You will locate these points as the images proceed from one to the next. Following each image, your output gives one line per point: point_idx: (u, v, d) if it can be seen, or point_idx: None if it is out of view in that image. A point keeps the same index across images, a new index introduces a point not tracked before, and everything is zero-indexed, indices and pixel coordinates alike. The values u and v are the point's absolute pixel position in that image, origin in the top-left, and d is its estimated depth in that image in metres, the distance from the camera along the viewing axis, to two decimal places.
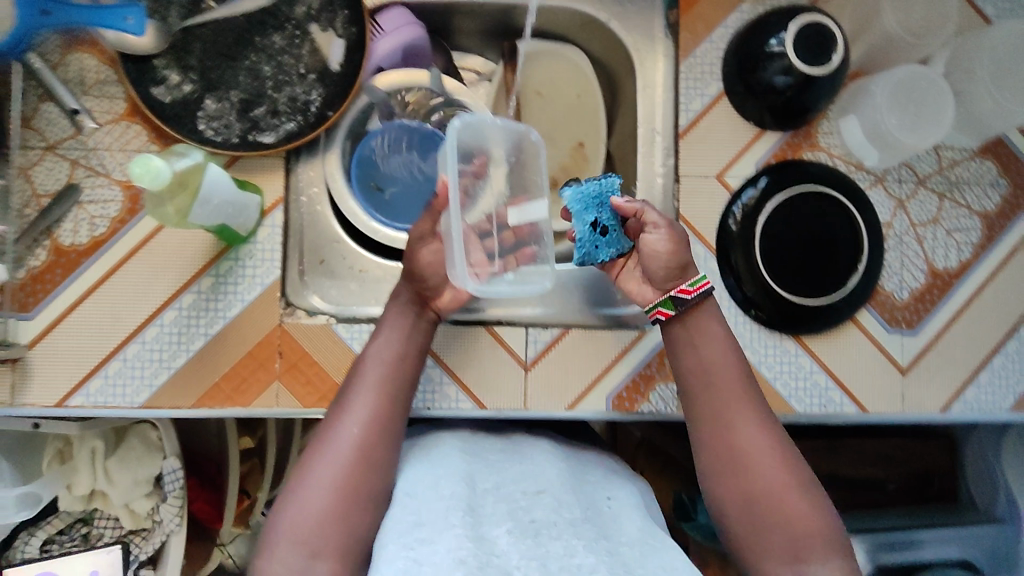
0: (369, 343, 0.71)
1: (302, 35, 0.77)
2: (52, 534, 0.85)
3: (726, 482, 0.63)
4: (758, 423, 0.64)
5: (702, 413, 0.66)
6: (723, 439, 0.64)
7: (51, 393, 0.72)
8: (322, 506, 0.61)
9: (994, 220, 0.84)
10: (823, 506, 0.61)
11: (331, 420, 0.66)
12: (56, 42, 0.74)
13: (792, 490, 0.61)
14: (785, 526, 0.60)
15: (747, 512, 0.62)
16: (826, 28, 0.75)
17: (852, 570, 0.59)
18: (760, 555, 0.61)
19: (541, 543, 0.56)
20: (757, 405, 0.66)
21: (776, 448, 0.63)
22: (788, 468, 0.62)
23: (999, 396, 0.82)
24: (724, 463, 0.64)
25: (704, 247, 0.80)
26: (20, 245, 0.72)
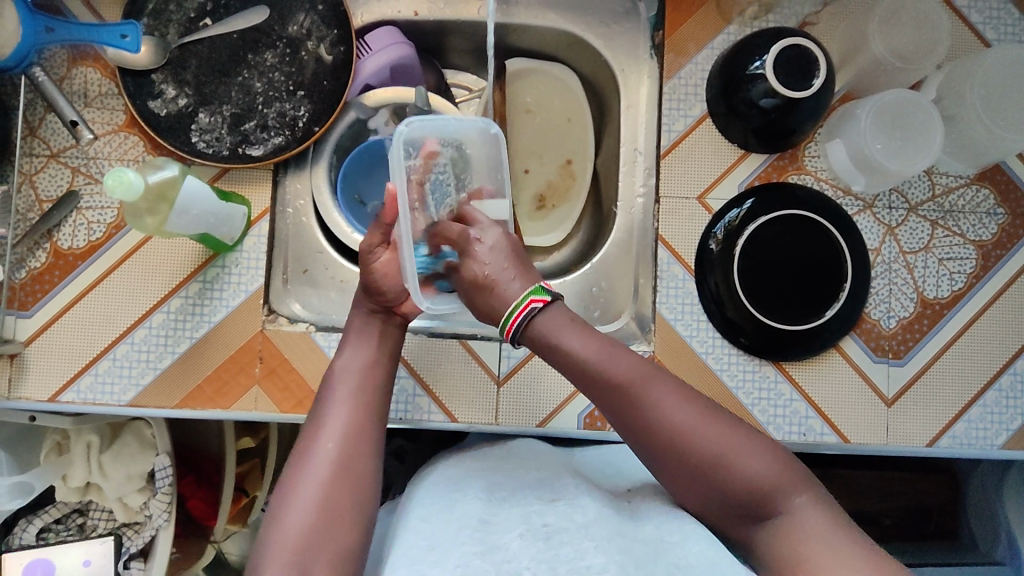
0: (335, 358, 0.68)
1: (293, 52, 0.80)
2: (49, 523, 0.90)
3: (671, 473, 0.59)
4: (677, 397, 0.59)
5: (614, 413, 0.60)
6: (647, 435, 0.59)
7: (44, 389, 0.76)
8: (308, 525, 0.57)
9: (990, 250, 0.81)
10: (769, 448, 0.59)
11: (305, 437, 0.63)
12: (63, 56, 0.79)
13: (737, 447, 0.58)
14: (745, 489, 0.57)
15: (706, 490, 0.58)
16: (810, 51, 0.74)
17: (821, 499, 0.57)
18: (735, 520, 0.59)
19: (551, 547, 0.55)
20: (665, 378, 0.60)
21: (704, 416, 0.59)
22: (725, 429, 0.58)
23: (991, 432, 0.79)
24: (660, 457, 0.59)
25: (682, 268, 0.80)
26: (21, 247, 0.77)
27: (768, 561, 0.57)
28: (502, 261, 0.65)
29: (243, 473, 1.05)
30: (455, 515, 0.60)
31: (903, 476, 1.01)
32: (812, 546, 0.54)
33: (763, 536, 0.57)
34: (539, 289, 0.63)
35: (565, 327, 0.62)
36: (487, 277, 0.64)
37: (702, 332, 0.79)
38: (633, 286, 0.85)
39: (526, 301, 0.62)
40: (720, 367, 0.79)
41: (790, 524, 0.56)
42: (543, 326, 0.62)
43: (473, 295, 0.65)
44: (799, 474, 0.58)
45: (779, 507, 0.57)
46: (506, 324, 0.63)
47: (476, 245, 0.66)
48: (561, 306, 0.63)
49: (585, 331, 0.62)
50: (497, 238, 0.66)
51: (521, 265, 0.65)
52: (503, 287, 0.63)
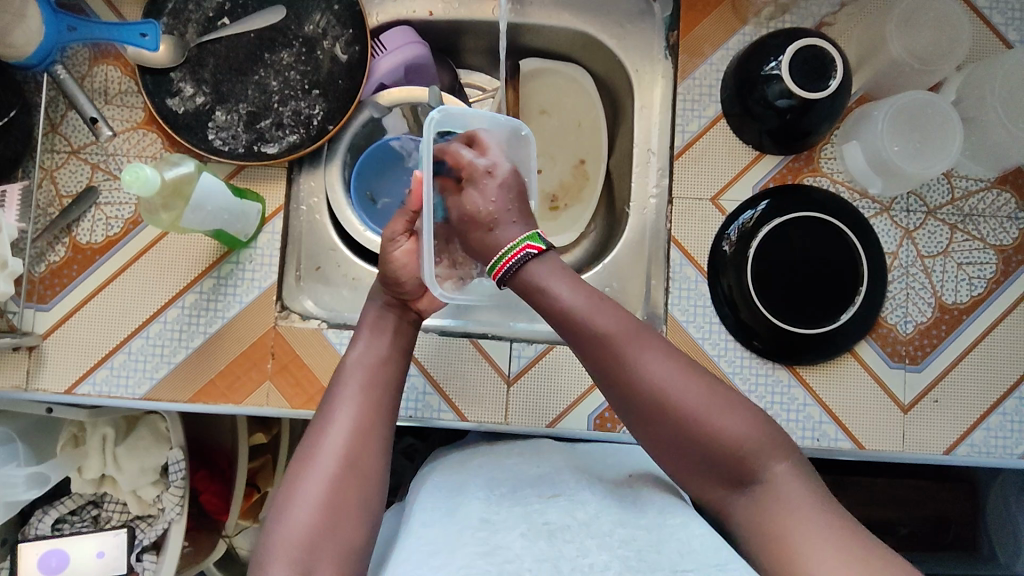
0: (348, 350, 0.68)
1: (309, 51, 0.81)
2: (64, 513, 0.90)
3: (650, 430, 0.58)
4: (661, 353, 0.58)
5: (596, 366, 0.59)
6: (627, 389, 0.57)
7: (61, 381, 0.77)
8: (313, 518, 0.57)
9: (1011, 254, 0.79)
10: (749, 412, 0.58)
11: (312, 430, 0.62)
12: (84, 54, 0.80)
13: (718, 408, 0.56)
14: (723, 452, 0.56)
15: (685, 451, 0.57)
16: (825, 52, 0.73)
17: (803, 469, 0.57)
18: (711, 482, 0.57)
19: (555, 546, 0.54)
20: (649, 333, 0.59)
21: (685, 373, 0.58)
22: (707, 388, 0.57)
23: (1010, 441, 0.77)
24: (642, 413, 0.57)
25: (695, 269, 0.79)
26: (40, 242, 0.78)
27: (744, 529, 0.56)
28: (506, 197, 0.64)
29: (255, 469, 1.06)
30: (460, 512, 0.60)
31: (920, 485, 1.00)
32: (788, 518, 0.53)
33: (741, 503, 0.56)
34: (535, 237, 0.62)
35: (553, 276, 0.61)
36: (488, 212, 0.64)
37: (715, 334, 0.78)
38: (644, 288, 0.84)
39: (521, 245, 0.61)
40: (733, 370, 0.78)
41: (772, 491, 0.55)
42: (531, 274, 0.61)
43: (468, 228, 0.65)
44: (779, 442, 0.57)
45: (756, 473, 0.56)
46: (496, 266, 0.62)
47: (485, 178, 0.65)
48: (553, 256, 0.62)
49: (573, 280, 0.60)
50: (506, 173, 0.66)
51: (523, 204, 0.65)
52: (497, 229, 0.63)
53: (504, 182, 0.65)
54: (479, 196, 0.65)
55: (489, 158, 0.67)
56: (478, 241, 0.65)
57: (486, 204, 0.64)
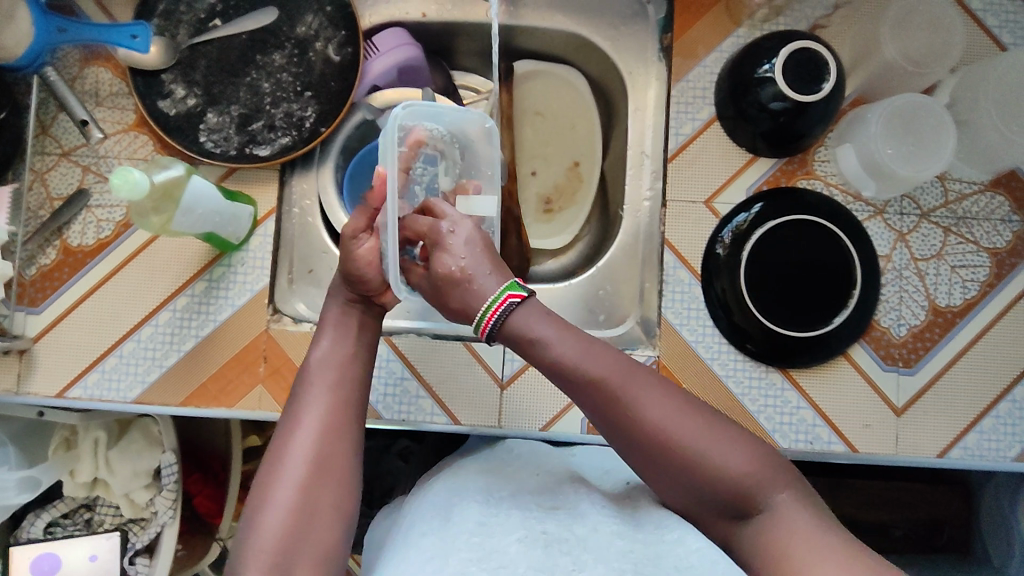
0: (312, 349, 0.67)
1: (302, 53, 0.81)
2: (56, 517, 0.90)
3: (653, 471, 0.57)
4: (656, 392, 0.57)
5: (593, 411, 0.59)
6: (626, 433, 0.57)
7: (52, 385, 0.77)
8: (287, 523, 0.57)
9: (1005, 257, 0.79)
10: (747, 442, 0.57)
11: (281, 430, 0.62)
12: (75, 56, 0.80)
13: (714, 444, 0.56)
14: (725, 487, 0.56)
15: (686, 487, 0.57)
16: (819, 54, 0.73)
17: (803, 495, 0.56)
18: (715, 513, 0.57)
19: (552, 556, 0.53)
20: (641, 375, 0.58)
21: (681, 410, 0.57)
22: (704, 422, 0.57)
23: (1003, 444, 0.77)
24: (642, 455, 0.57)
25: (689, 272, 0.79)
26: (31, 245, 0.77)
27: (752, 558, 0.55)
28: (475, 254, 0.60)
29: (249, 471, 1.05)
30: (452, 519, 0.60)
31: (914, 487, 1.00)
32: (793, 544, 0.53)
33: (747, 532, 0.56)
34: (514, 285, 0.60)
35: (543, 322, 0.59)
36: (461, 271, 0.60)
37: (708, 337, 0.78)
38: (638, 290, 0.84)
39: (502, 297, 0.59)
40: (726, 374, 0.78)
41: (774, 519, 0.55)
42: (519, 324, 0.59)
43: (445, 289, 0.61)
44: (778, 468, 0.57)
45: (760, 503, 0.56)
46: (482, 321, 0.59)
47: (449, 237, 0.61)
48: (536, 302, 0.60)
49: (562, 325, 0.59)
50: (469, 230, 0.62)
51: (493, 259, 0.61)
52: (476, 284, 0.59)
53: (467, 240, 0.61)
54: (448, 258, 0.60)
55: (451, 219, 0.63)
56: (457, 301, 0.60)
57: (456, 262, 0.60)
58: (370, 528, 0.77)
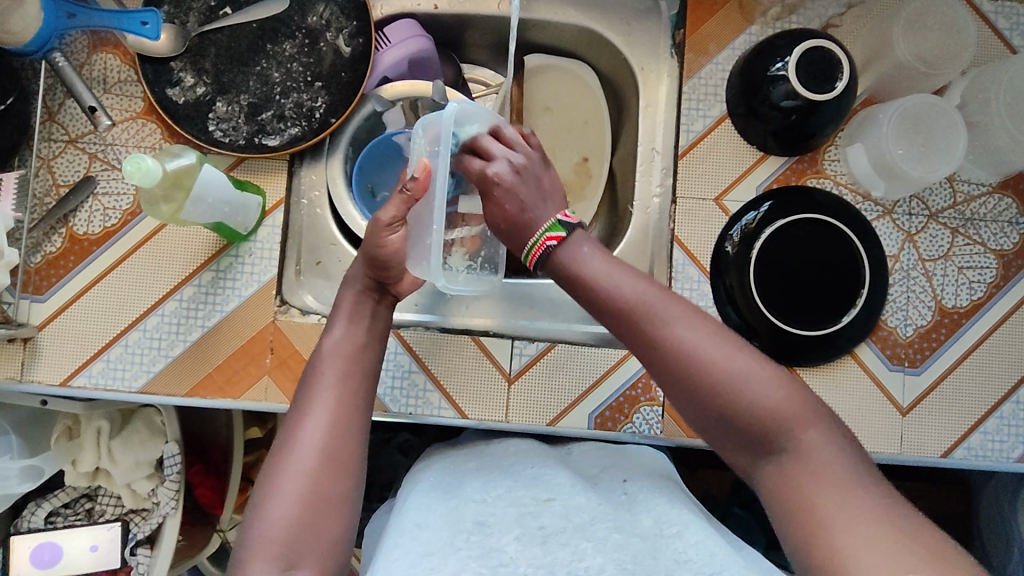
0: (322, 337, 0.67)
1: (312, 43, 0.80)
2: (56, 507, 0.89)
3: (678, 394, 0.57)
4: (689, 320, 0.57)
5: (624, 331, 0.59)
6: (654, 352, 0.57)
7: (57, 373, 0.76)
8: (294, 513, 0.56)
9: (1012, 259, 0.80)
10: (781, 376, 0.56)
11: (289, 424, 0.61)
12: (83, 42, 0.79)
13: (744, 370, 0.55)
14: (752, 417, 0.54)
15: (711, 415, 0.56)
16: (832, 54, 0.73)
17: (838, 438, 0.54)
18: (742, 448, 0.56)
19: (550, 552, 0.54)
20: (675, 303, 0.58)
21: (713, 336, 0.57)
22: (738, 353, 0.56)
23: (1007, 445, 0.78)
24: (669, 376, 0.57)
25: (698, 269, 0.79)
26: (37, 232, 0.77)
27: (769, 496, 0.54)
28: (525, 187, 0.65)
29: (250, 462, 1.05)
30: (457, 513, 0.60)
31: (915, 486, 1.01)
32: (810, 485, 0.51)
33: (769, 473, 0.54)
34: (554, 226, 0.63)
35: (583, 255, 0.62)
36: (510, 212, 0.65)
37: None
38: None
39: (542, 238, 0.63)
40: None
41: (801, 460, 0.53)
42: (562, 257, 0.62)
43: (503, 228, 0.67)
44: (814, 410, 0.55)
45: (782, 439, 0.54)
46: (530, 254, 0.65)
47: (497, 181, 0.66)
48: (582, 236, 0.63)
49: (604, 258, 0.61)
50: (513, 170, 0.66)
51: (541, 187, 0.66)
52: (533, 213, 0.65)
53: (512, 179, 0.66)
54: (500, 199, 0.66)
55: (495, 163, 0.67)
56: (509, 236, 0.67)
57: (517, 205, 0.65)
58: (370, 520, 0.76)
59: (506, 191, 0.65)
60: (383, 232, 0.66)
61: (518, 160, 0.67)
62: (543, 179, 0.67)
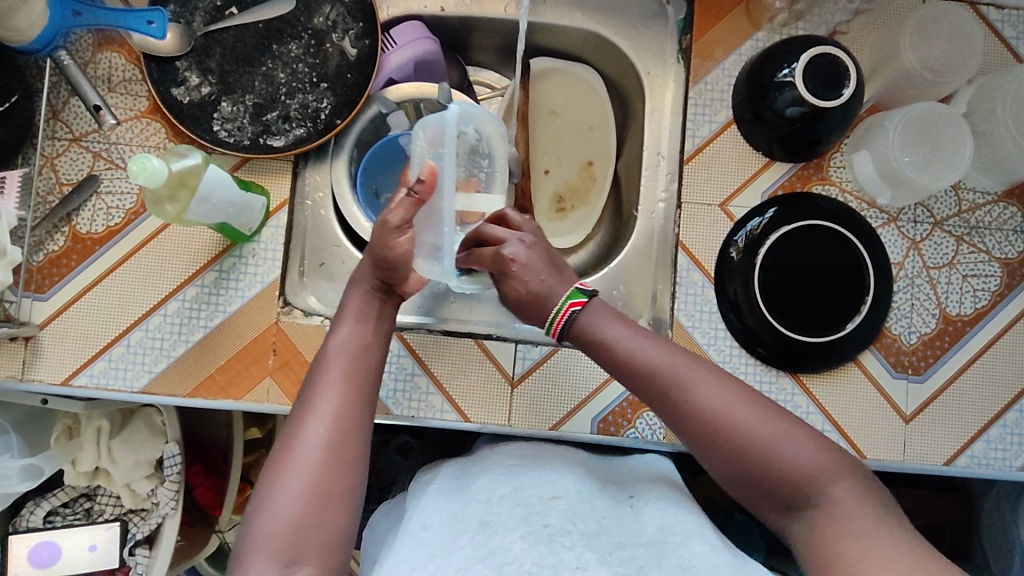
0: (329, 335, 0.66)
1: (318, 44, 0.80)
2: (55, 506, 0.89)
3: (707, 456, 0.59)
4: (715, 382, 0.59)
5: (652, 398, 0.61)
6: (683, 418, 0.59)
7: (58, 372, 0.76)
8: (297, 510, 0.56)
9: (1016, 268, 0.80)
10: (808, 434, 0.58)
11: (293, 420, 0.61)
12: (88, 41, 0.79)
13: (773, 431, 0.57)
14: (784, 476, 0.56)
15: (742, 475, 0.57)
16: (839, 60, 0.73)
17: (867, 490, 0.56)
18: (774, 504, 0.57)
19: (554, 552, 0.53)
20: (700, 366, 0.60)
21: (739, 396, 0.59)
22: (765, 413, 0.58)
23: (1010, 453, 0.78)
24: (697, 438, 0.59)
25: (702, 274, 0.79)
26: (40, 230, 0.76)
27: (802, 550, 0.55)
28: (540, 262, 0.66)
29: (249, 463, 1.05)
30: (459, 517, 0.60)
31: (915, 493, 1.01)
32: (845, 540, 0.53)
33: (802, 527, 0.56)
34: (576, 294, 0.64)
35: (605, 320, 0.64)
36: (529, 292, 0.65)
37: (720, 340, 0.78)
38: (651, 291, 0.84)
39: (565, 306, 0.64)
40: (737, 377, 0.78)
41: (833, 513, 0.54)
42: (584, 324, 0.64)
43: (521, 308, 0.67)
44: (842, 463, 0.57)
45: (814, 494, 0.55)
46: (552, 325, 0.65)
47: (512, 263, 0.66)
48: (601, 302, 0.65)
49: (627, 323, 0.63)
50: (528, 254, 0.66)
51: (553, 263, 0.67)
52: (550, 288, 0.65)
53: (528, 264, 0.65)
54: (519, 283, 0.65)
55: (507, 243, 0.67)
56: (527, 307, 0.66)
57: (536, 282, 0.65)
58: (370, 522, 0.75)
59: (526, 273, 0.65)
60: (392, 234, 0.66)
61: (530, 241, 0.67)
62: (555, 257, 0.67)
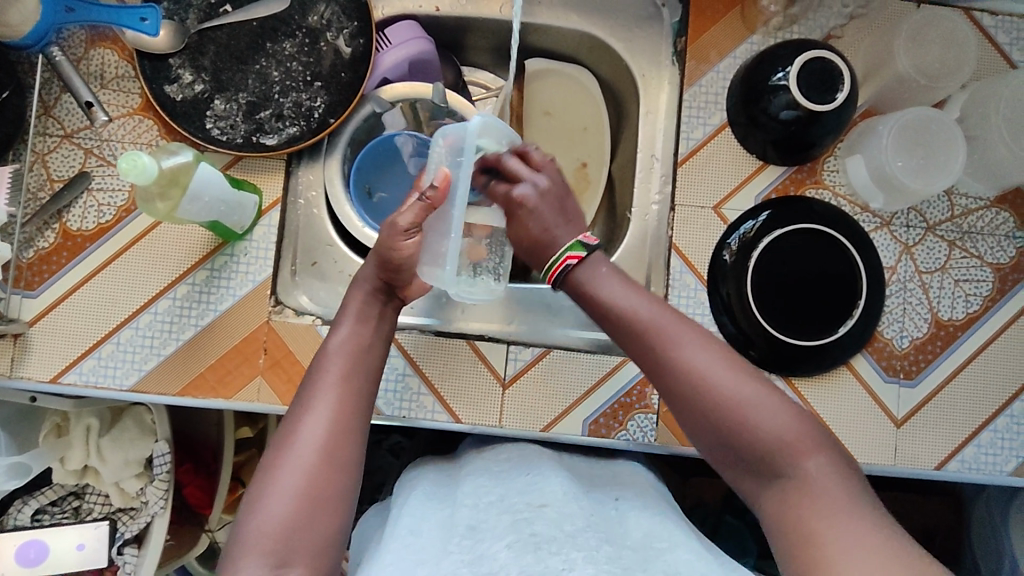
0: (329, 334, 0.66)
1: (312, 43, 0.80)
2: (43, 505, 0.89)
3: (685, 413, 0.60)
4: (701, 343, 0.60)
5: (639, 355, 0.63)
6: (666, 374, 0.60)
7: (46, 370, 0.75)
8: (291, 509, 0.56)
9: (1008, 273, 0.80)
10: (787, 405, 0.58)
11: (290, 419, 0.61)
12: (81, 37, 0.78)
13: (752, 396, 0.58)
14: (758, 441, 0.57)
15: (719, 435, 0.58)
16: (833, 65, 0.73)
17: (840, 467, 0.56)
18: (746, 469, 0.58)
19: (541, 560, 0.51)
20: (689, 327, 0.62)
21: (723, 360, 0.60)
22: (747, 379, 0.59)
23: (1000, 459, 0.78)
24: (677, 394, 0.60)
25: (695, 277, 0.79)
26: (30, 227, 0.76)
27: (768, 518, 0.56)
28: (548, 208, 0.68)
29: (240, 463, 1.04)
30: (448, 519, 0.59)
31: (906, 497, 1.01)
32: (812, 509, 0.53)
33: (770, 495, 0.56)
34: (575, 246, 0.66)
35: (601, 277, 0.65)
36: (534, 235, 0.68)
37: None
38: (644, 294, 0.84)
39: (561, 257, 0.66)
40: None
41: (802, 485, 0.55)
42: (579, 279, 0.66)
43: (525, 245, 0.70)
44: (819, 439, 0.57)
45: (785, 464, 0.56)
46: (548, 273, 0.67)
47: (522, 207, 0.68)
48: (600, 258, 0.67)
49: (622, 281, 0.65)
50: (538, 198, 0.68)
51: (563, 211, 0.69)
52: (554, 234, 0.68)
53: (536, 211, 0.67)
54: (526, 225, 0.68)
55: (520, 185, 0.68)
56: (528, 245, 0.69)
57: (540, 227, 0.68)
58: (360, 521, 0.75)
59: (532, 220, 0.68)
60: (399, 237, 0.65)
61: (545, 184, 0.68)
62: (566, 201, 0.69)
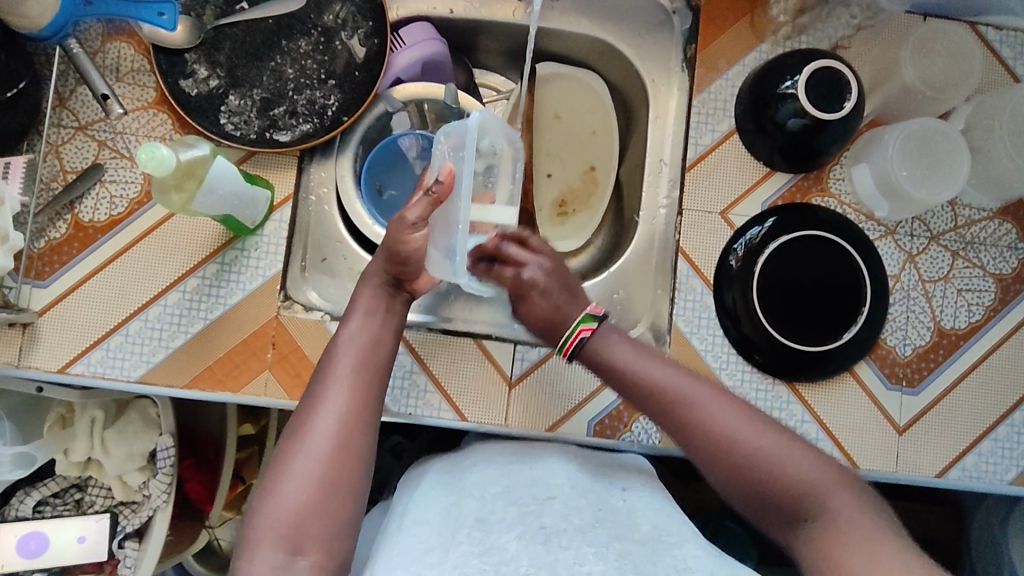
0: (341, 326, 0.67)
1: (327, 41, 0.81)
2: (45, 496, 0.88)
3: (710, 468, 0.62)
4: (716, 398, 0.63)
5: (657, 413, 0.65)
6: (686, 432, 0.63)
7: (55, 359, 0.75)
8: (304, 497, 0.56)
9: (1009, 283, 0.81)
10: (807, 450, 0.61)
11: (302, 409, 0.61)
12: (97, 30, 0.79)
13: (773, 445, 0.60)
14: (786, 489, 0.59)
15: (746, 487, 0.60)
16: (841, 74, 0.74)
17: (865, 503, 0.58)
18: (777, 517, 0.60)
19: (551, 551, 0.53)
20: (702, 384, 0.64)
21: (740, 412, 0.62)
22: (765, 429, 0.61)
23: (1001, 467, 0.79)
24: (699, 451, 0.62)
25: (701, 281, 0.80)
26: (42, 217, 0.76)
27: (804, 560, 0.58)
28: (556, 288, 0.70)
29: (241, 459, 1.04)
30: (456, 513, 0.60)
31: (906, 506, 1.01)
32: (845, 548, 0.55)
33: (804, 539, 0.58)
34: (587, 319, 0.69)
35: (612, 341, 0.68)
36: (546, 317, 0.70)
37: (717, 347, 0.79)
38: (650, 297, 0.84)
39: (577, 330, 0.68)
40: (734, 384, 0.78)
41: (833, 525, 0.57)
42: (594, 343, 0.68)
43: (537, 327, 0.72)
44: (842, 478, 0.59)
45: (815, 508, 0.58)
46: (563, 346, 0.69)
47: (532, 288, 0.70)
48: (610, 324, 0.69)
49: (633, 343, 0.67)
50: (546, 277, 0.70)
51: (569, 288, 0.71)
52: (564, 311, 0.70)
53: (546, 292, 0.70)
54: (536, 304, 0.70)
55: (527, 265, 0.71)
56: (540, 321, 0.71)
57: (552, 308, 0.70)
58: (364, 519, 0.75)
59: (543, 301, 0.70)
60: (407, 231, 0.66)
61: (548, 264, 0.71)
62: (572, 279, 0.72)
